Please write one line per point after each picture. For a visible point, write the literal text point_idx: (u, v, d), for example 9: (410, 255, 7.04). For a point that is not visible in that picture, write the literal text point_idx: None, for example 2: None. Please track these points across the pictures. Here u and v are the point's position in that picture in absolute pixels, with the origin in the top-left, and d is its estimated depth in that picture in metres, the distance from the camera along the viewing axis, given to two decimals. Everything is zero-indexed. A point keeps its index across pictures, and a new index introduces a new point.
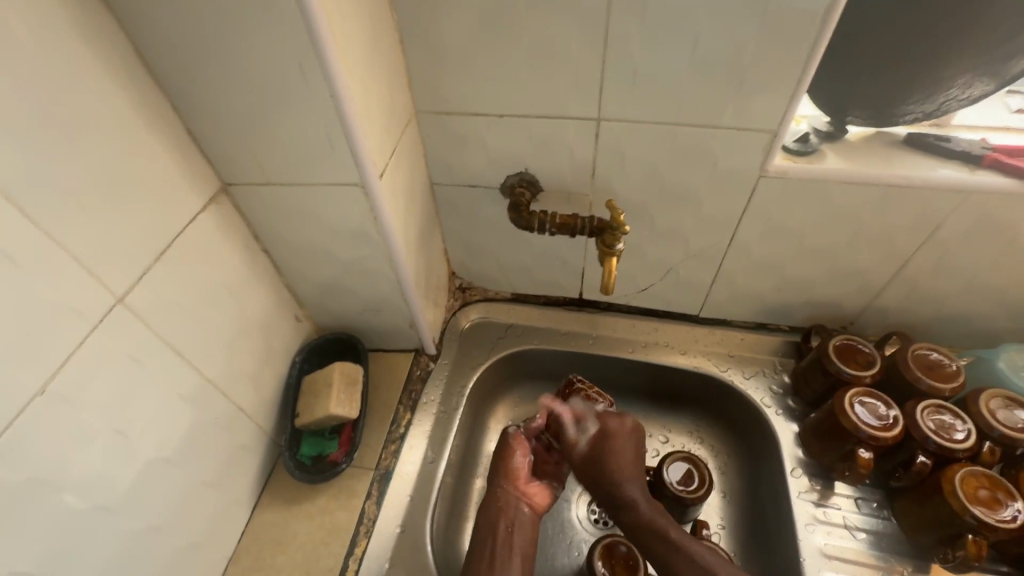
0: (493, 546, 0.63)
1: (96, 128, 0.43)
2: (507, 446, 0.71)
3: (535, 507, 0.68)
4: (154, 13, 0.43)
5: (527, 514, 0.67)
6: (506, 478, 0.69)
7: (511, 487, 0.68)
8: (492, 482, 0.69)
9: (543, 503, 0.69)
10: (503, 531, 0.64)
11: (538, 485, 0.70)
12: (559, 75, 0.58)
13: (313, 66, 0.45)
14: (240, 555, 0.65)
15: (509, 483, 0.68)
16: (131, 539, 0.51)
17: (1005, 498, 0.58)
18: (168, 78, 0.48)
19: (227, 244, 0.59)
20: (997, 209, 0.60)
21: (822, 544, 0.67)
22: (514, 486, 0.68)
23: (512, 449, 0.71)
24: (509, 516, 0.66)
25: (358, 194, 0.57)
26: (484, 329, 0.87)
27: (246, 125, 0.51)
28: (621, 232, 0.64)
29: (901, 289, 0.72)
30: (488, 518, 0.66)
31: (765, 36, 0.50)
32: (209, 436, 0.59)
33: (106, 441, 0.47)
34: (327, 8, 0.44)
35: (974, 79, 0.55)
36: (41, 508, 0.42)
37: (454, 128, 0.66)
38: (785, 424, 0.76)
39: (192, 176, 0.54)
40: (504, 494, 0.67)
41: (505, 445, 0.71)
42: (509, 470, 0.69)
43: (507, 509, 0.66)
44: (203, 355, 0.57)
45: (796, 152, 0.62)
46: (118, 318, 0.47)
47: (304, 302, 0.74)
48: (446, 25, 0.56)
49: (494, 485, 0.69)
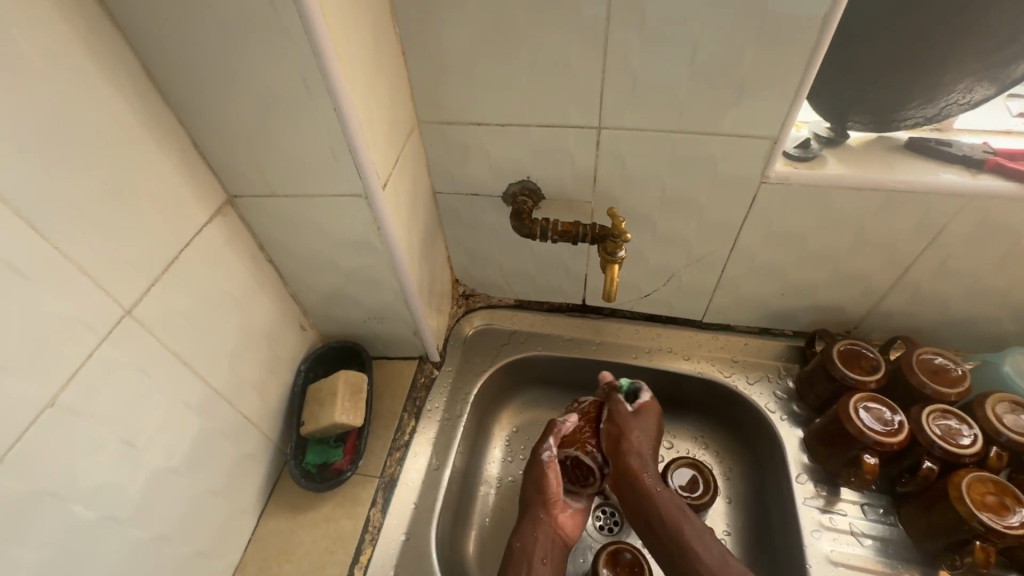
0: (527, 575, 0.63)
1: (103, 143, 0.44)
2: (539, 466, 0.70)
3: (565, 535, 0.68)
4: (162, 30, 0.44)
5: (558, 541, 0.67)
6: (543, 505, 0.68)
7: (547, 514, 0.67)
8: (529, 505, 0.69)
9: (572, 531, 0.68)
10: (538, 562, 0.64)
11: (570, 513, 0.69)
12: (559, 84, 0.58)
13: (317, 80, 0.46)
14: (247, 564, 0.65)
15: (545, 510, 0.68)
16: (139, 548, 0.51)
17: (1012, 504, 0.58)
18: (175, 93, 0.49)
19: (233, 254, 0.60)
20: (999, 213, 0.60)
21: (828, 550, 0.66)
22: (550, 513, 0.68)
23: (546, 470, 0.69)
24: (543, 546, 0.66)
25: (361, 204, 0.57)
26: (488, 335, 0.87)
27: (251, 137, 0.52)
28: (623, 239, 0.64)
29: (905, 294, 0.72)
30: (523, 546, 0.66)
31: (763, 43, 0.51)
32: (216, 444, 0.60)
33: (115, 451, 0.48)
34: (330, 23, 0.44)
35: (973, 84, 0.55)
36: (52, 518, 0.43)
37: (456, 138, 0.66)
38: (790, 430, 0.75)
39: (198, 189, 0.54)
40: (539, 522, 0.67)
41: (539, 467, 0.70)
42: (546, 495, 0.68)
43: (541, 539, 0.66)
44: (209, 365, 0.58)
45: (797, 157, 0.62)
46: (126, 330, 0.47)
47: (308, 311, 0.74)
48: (447, 36, 0.56)
49: (531, 510, 0.68)
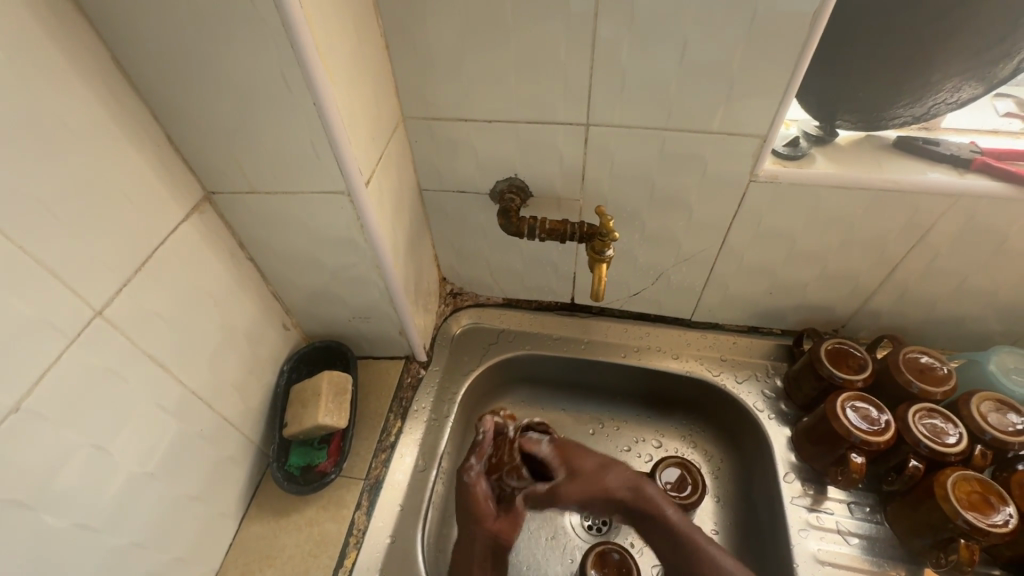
0: None
1: (71, 139, 0.42)
2: (464, 480, 0.66)
3: (506, 540, 0.65)
4: (132, 20, 0.42)
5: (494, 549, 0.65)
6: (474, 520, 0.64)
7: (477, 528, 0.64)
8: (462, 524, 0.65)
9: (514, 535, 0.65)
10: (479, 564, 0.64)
11: (507, 517, 0.65)
12: (546, 81, 0.57)
13: (296, 74, 0.45)
14: (229, 568, 0.64)
15: (476, 526, 0.64)
16: (113, 557, 0.50)
17: (997, 502, 0.58)
18: (148, 86, 0.47)
19: (211, 252, 0.58)
20: (985, 213, 0.60)
21: (816, 548, 0.67)
22: (482, 527, 0.64)
23: (473, 487, 0.65)
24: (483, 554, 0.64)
25: (345, 202, 0.56)
26: (475, 334, 0.86)
27: (229, 132, 0.51)
28: (611, 238, 0.63)
29: (892, 292, 0.72)
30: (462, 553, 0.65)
31: (753, 41, 0.50)
32: (194, 448, 0.58)
33: (88, 458, 0.46)
34: (310, 16, 0.43)
35: (962, 83, 0.55)
36: (18, 529, 0.41)
37: (441, 134, 0.65)
38: (778, 428, 0.75)
39: (174, 186, 0.53)
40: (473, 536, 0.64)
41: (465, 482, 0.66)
42: (473, 509, 0.64)
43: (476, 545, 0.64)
44: (187, 367, 0.56)
45: (786, 156, 0.62)
46: (97, 331, 0.46)
47: (291, 310, 0.73)
48: (431, 29, 0.55)
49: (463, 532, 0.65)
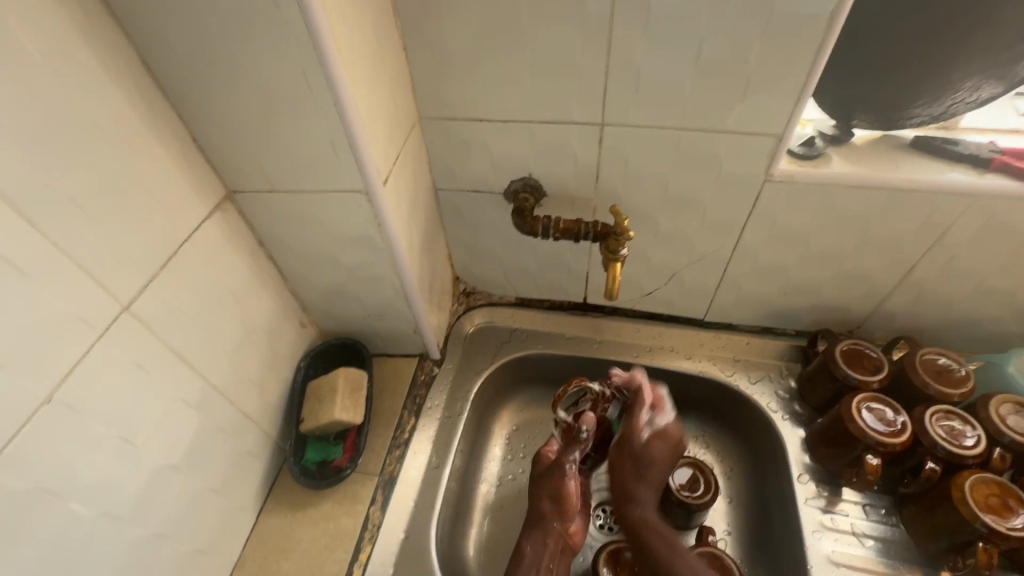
0: None
1: (101, 139, 0.43)
2: (559, 472, 0.69)
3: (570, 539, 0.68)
4: (159, 22, 0.43)
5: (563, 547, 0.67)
6: (556, 506, 0.67)
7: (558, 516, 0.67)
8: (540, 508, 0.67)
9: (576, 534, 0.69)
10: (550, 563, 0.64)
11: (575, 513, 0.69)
12: (562, 80, 0.57)
13: (317, 75, 0.46)
14: (246, 561, 0.65)
15: (557, 516, 0.67)
16: (137, 546, 0.51)
17: (1016, 506, 0.57)
18: (173, 86, 0.48)
19: (232, 250, 0.59)
20: (1004, 214, 0.59)
21: (830, 550, 0.66)
22: (562, 519, 0.67)
23: (565, 480, 0.68)
24: (551, 549, 0.65)
25: (362, 201, 0.57)
26: (489, 333, 0.87)
27: (250, 132, 0.52)
28: (625, 238, 0.64)
29: (909, 293, 0.72)
30: (534, 547, 0.65)
31: (770, 38, 0.50)
32: (214, 442, 0.59)
33: (114, 449, 0.48)
34: (331, 17, 0.44)
35: (981, 82, 0.54)
36: (49, 518, 0.43)
37: (457, 134, 0.66)
38: (792, 429, 0.75)
39: (197, 184, 0.54)
40: (551, 528, 0.66)
41: (559, 475, 0.69)
42: (562, 503, 0.67)
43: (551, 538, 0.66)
44: (209, 362, 0.57)
45: (801, 156, 0.62)
46: (124, 326, 0.47)
47: (308, 308, 0.74)
48: (449, 30, 0.56)
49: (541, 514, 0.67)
